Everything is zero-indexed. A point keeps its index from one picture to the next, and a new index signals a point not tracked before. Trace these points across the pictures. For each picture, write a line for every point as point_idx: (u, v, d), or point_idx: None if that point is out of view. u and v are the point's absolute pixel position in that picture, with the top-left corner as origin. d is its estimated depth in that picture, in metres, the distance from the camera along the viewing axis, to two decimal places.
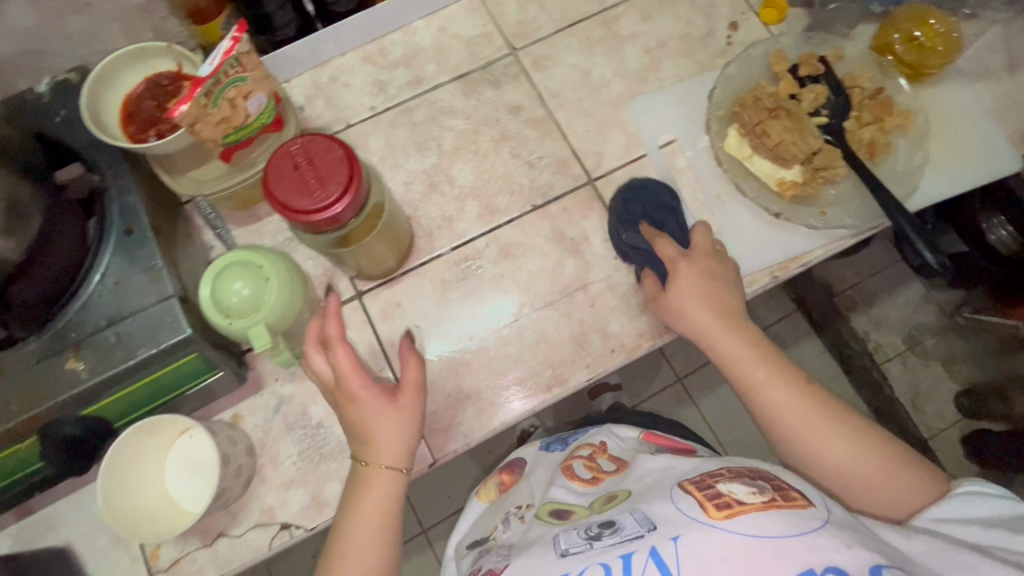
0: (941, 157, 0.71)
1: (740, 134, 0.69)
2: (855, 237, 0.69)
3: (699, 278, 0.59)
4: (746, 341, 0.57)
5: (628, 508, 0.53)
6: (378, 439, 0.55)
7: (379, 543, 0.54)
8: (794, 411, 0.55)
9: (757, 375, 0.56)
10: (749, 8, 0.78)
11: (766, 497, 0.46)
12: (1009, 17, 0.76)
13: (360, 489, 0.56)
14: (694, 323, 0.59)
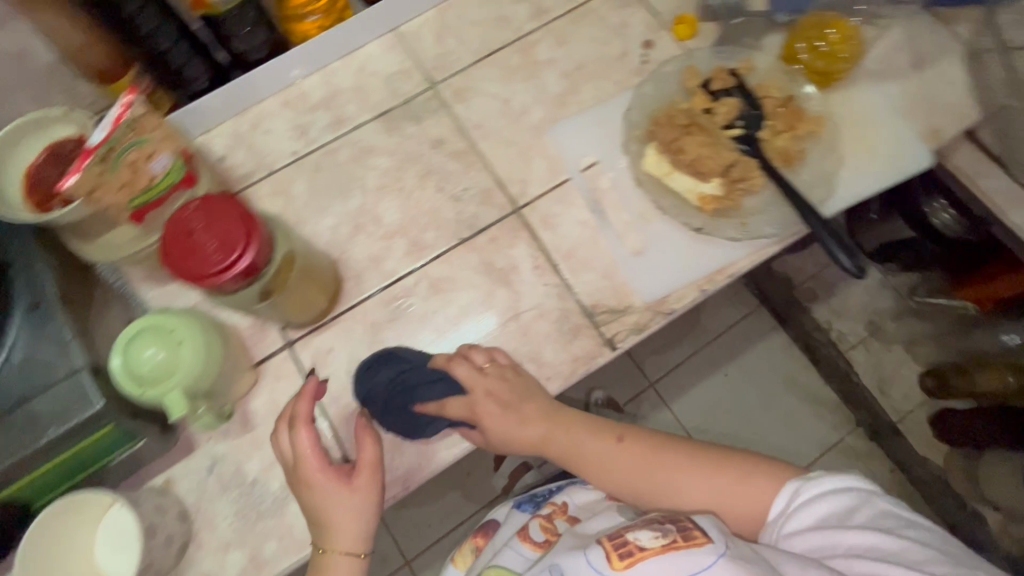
0: (857, 157, 0.72)
1: (658, 152, 0.70)
2: (780, 244, 0.70)
3: (496, 407, 0.62)
4: (597, 440, 0.64)
5: (548, 567, 0.57)
6: (332, 524, 0.58)
7: None
8: (667, 475, 0.61)
9: (594, 453, 0.64)
10: (662, 25, 0.80)
11: (664, 541, 0.51)
12: (911, 16, 0.78)
13: (322, 569, 0.59)
14: (556, 443, 0.65)
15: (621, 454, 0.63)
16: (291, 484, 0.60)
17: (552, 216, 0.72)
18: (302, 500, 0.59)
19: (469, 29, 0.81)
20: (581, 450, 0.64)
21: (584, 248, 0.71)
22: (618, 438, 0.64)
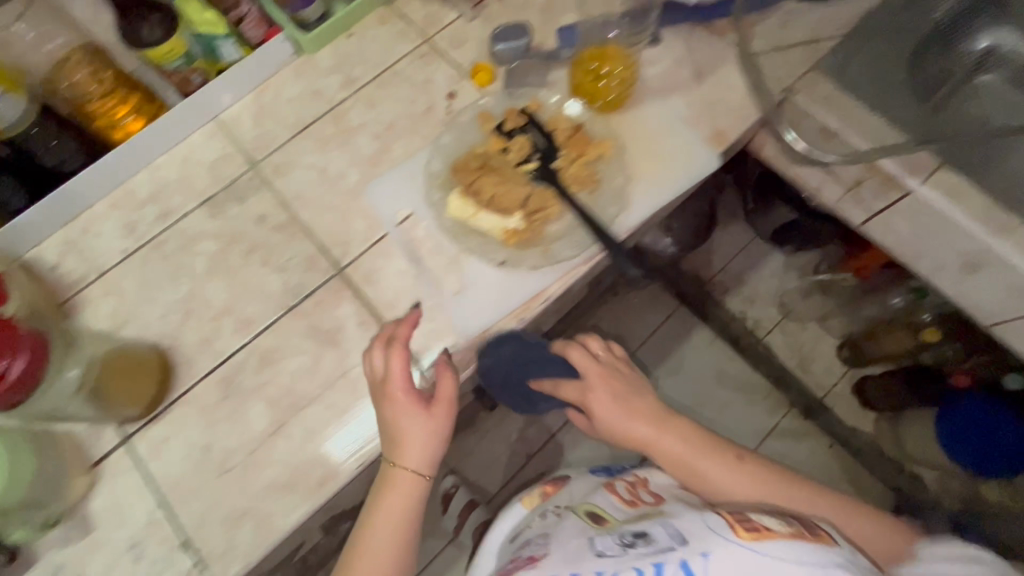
0: (650, 170, 0.77)
1: (460, 196, 0.74)
2: (586, 262, 0.73)
3: (609, 393, 0.74)
4: (685, 443, 0.71)
5: (660, 522, 0.63)
6: (409, 439, 0.65)
7: (401, 538, 0.65)
8: (777, 492, 0.67)
9: (708, 470, 0.69)
10: (463, 76, 0.85)
11: (794, 529, 0.56)
12: (687, 34, 0.85)
13: (396, 481, 0.66)
14: (665, 436, 0.71)
15: (700, 460, 0.70)
16: (373, 390, 0.67)
17: (373, 271, 0.75)
18: (384, 418, 0.66)
19: (284, 106, 0.85)
20: (680, 448, 0.71)
21: (406, 297, 0.74)
22: (733, 457, 0.70)
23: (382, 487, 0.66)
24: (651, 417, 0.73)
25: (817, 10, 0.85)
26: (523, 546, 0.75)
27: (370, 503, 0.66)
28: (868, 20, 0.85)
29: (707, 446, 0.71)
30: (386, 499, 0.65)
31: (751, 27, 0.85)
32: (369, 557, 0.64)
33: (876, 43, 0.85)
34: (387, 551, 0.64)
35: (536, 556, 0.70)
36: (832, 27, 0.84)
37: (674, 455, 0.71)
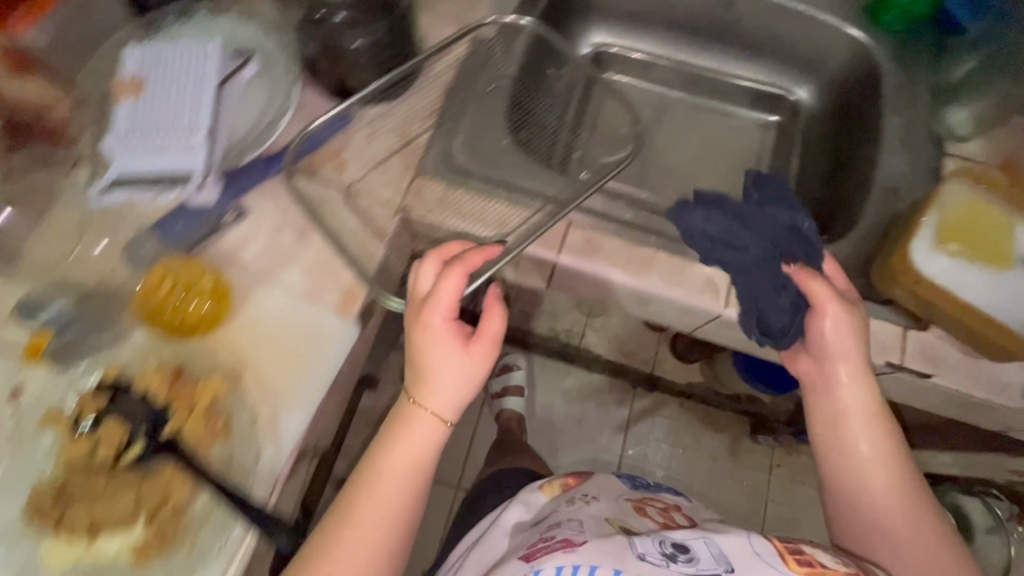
0: (284, 374, 0.66)
1: (54, 540, 0.56)
2: (248, 543, 0.59)
3: (843, 314, 0.62)
4: (868, 401, 0.62)
5: (700, 536, 0.57)
6: (407, 452, 0.57)
7: (370, 563, 0.55)
8: (882, 492, 0.60)
9: (852, 428, 0.62)
10: (20, 359, 0.64)
11: (848, 568, 0.53)
12: (273, 196, 0.73)
13: (396, 433, 0.58)
14: (849, 424, 0.62)
15: (866, 418, 0.62)
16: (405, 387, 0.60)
17: None
18: (390, 429, 0.59)
19: None
20: (840, 451, 0.63)
21: None
22: (889, 434, 0.62)
23: (358, 483, 0.57)
24: (830, 382, 0.63)
25: (395, 114, 0.79)
26: (554, 528, 0.62)
27: (376, 460, 0.58)
28: (449, 103, 0.81)
29: (883, 441, 0.62)
30: (376, 483, 0.57)
31: (339, 155, 0.76)
32: None
33: (469, 121, 0.82)
34: (369, 550, 0.55)
35: (575, 541, 0.57)
36: (417, 124, 0.79)
37: (818, 436, 0.64)
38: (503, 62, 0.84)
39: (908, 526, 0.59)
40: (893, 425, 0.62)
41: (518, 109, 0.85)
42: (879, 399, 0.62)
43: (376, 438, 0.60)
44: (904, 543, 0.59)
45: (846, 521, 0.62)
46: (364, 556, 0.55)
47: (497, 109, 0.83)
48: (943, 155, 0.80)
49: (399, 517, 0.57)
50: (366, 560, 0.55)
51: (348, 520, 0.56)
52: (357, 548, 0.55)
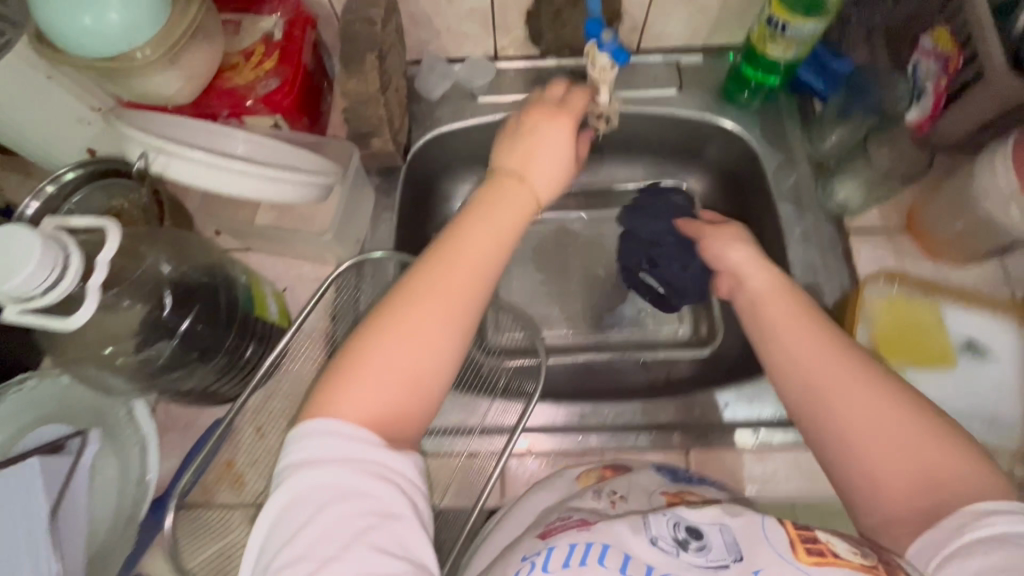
0: None
1: None
2: None
3: (736, 239, 0.66)
4: (824, 330, 0.54)
5: (713, 517, 0.39)
6: (460, 255, 0.49)
7: (386, 380, 0.45)
8: (835, 370, 0.49)
9: (798, 332, 0.53)
10: None
11: (870, 561, 0.35)
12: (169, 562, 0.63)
13: (439, 264, 0.49)
14: (768, 313, 0.56)
15: (781, 301, 0.56)
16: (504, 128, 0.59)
17: None
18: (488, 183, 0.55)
19: None
20: (777, 325, 0.55)
21: None
22: (803, 304, 0.56)
23: (406, 293, 0.47)
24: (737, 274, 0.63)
25: (279, 394, 0.71)
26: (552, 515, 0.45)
27: (415, 278, 0.48)
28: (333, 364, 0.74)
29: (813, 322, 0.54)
30: (417, 305, 0.47)
31: (232, 467, 0.68)
32: (384, 366, 0.45)
33: None
34: (375, 400, 0.44)
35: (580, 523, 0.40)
36: (306, 400, 0.72)
37: (765, 346, 0.55)
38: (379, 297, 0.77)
39: (880, 402, 0.47)
40: (805, 298, 0.56)
41: None
42: (781, 276, 0.59)
43: (395, 285, 0.49)
44: (872, 432, 0.46)
45: (806, 416, 0.50)
46: (375, 405, 0.44)
47: None
48: (849, 235, 0.76)
49: (432, 353, 0.46)
50: (394, 382, 0.45)
51: (403, 326, 0.46)
52: (414, 330, 0.46)
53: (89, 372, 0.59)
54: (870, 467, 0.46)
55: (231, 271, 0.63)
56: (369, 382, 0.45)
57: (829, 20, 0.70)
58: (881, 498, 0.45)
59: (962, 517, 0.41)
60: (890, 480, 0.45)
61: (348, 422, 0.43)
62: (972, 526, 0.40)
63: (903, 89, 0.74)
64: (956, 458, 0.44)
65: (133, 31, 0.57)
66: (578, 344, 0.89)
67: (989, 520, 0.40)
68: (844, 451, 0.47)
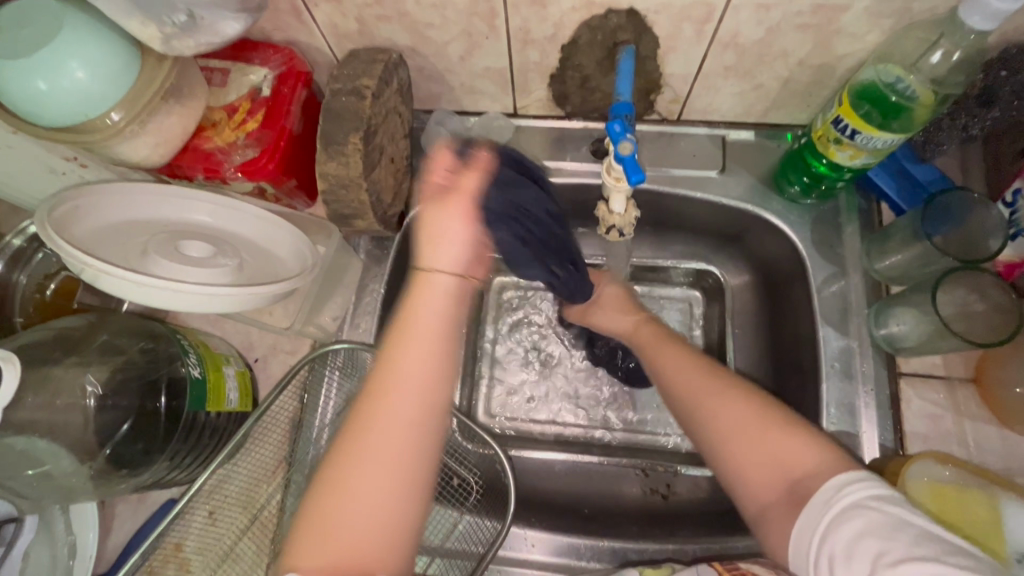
0: None
1: None
2: None
3: (612, 289, 0.72)
4: (677, 354, 0.60)
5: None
6: (418, 325, 0.43)
7: (362, 538, 0.39)
8: (696, 397, 0.56)
9: (666, 367, 0.60)
10: None
11: None
12: None
13: (376, 413, 0.41)
14: (657, 359, 0.62)
15: (657, 341, 0.64)
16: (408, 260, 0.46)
17: None
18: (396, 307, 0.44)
19: None
20: (663, 370, 0.60)
21: None
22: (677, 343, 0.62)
23: (342, 452, 0.41)
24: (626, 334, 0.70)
25: (237, 476, 0.65)
26: None
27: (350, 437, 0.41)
28: (295, 451, 0.67)
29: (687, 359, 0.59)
30: (370, 465, 0.40)
31: (180, 551, 0.62)
32: (346, 508, 0.39)
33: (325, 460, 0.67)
34: (346, 565, 0.38)
35: None
36: (266, 484, 0.66)
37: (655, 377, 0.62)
38: (353, 379, 0.69)
39: (727, 405, 0.53)
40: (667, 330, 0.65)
41: None
42: (639, 314, 0.70)
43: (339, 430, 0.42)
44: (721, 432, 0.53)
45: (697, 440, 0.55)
46: (349, 550, 0.38)
47: None
48: (900, 377, 0.63)
49: (379, 498, 0.40)
50: (352, 551, 0.39)
51: (354, 473, 0.40)
52: (362, 497, 0.39)
53: (6, 474, 0.53)
54: (741, 472, 0.50)
55: (185, 359, 0.57)
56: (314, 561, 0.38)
57: (911, 132, 0.57)
58: (752, 490, 0.50)
59: (826, 492, 0.45)
60: (753, 479, 0.50)
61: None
62: (836, 497, 0.45)
63: (994, 224, 0.59)
64: (798, 448, 0.49)
65: (96, 94, 0.51)
66: (575, 438, 0.80)
67: (847, 493, 0.44)
68: (722, 467, 0.52)
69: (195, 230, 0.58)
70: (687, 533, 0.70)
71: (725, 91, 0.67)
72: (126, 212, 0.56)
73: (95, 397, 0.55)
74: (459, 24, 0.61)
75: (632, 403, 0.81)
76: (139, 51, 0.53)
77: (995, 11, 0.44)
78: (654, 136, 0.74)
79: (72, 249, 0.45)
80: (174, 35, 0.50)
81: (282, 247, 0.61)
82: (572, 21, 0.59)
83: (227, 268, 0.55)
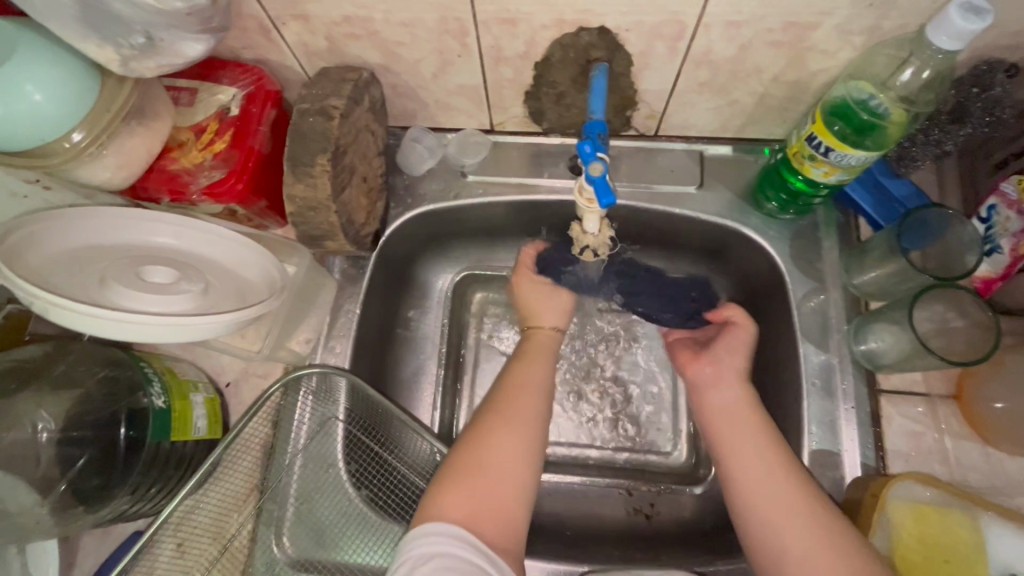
0: None
1: None
2: None
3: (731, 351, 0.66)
4: (754, 428, 0.58)
5: None
6: (529, 377, 0.61)
7: (521, 459, 0.53)
8: (772, 493, 0.52)
9: (746, 448, 0.56)
10: None
11: None
12: None
13: (506, 407, 0.57)
14: (732, 431, 0.58)
15: (749, 427, 0.58)
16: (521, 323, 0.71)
17: None
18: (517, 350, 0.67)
19: None
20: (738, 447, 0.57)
21: None
22: (759, 417, 0.59)
23: (490, 419, 0.56)
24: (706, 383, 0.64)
25: (206, 504, 0.63)
26: None
27: (485, 418, 0.56)
28: (267, 478, 0.65)
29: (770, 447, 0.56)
30: (500, 422, 0.56)
31: None
32: (488, 467, 0.52)
33: (298, 487, 0.65)
34: (492, 496, 0.50)
35: None
36: (237, 514, 0.64)
37: (720, 449, 0.58)
38: (327, 402, 0.68)
39: (799, 522, 0.50)
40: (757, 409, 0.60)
41: (359, 452, 0.68)
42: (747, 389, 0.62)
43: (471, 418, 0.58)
44: (790, 531, 0.50)
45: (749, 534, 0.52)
46: (494, 495, 0.50)
47: (332, 464, 0.67)
48: (880, 394, 0.63)
49: (518, 468, 0.53)
50: (497, 492, 0.51)
51: (490, 441, 0.54)
52: (496, 461, 0.52)
53: None
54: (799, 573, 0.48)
55: (148, 389, 0.55)
56: (455, 495, 0.49)
57: (885, 150, 0.57)
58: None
59: None
60: None
61: (445, 522, 0.47)
62: None
63: (970, 240, 0.58)
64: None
65: (52, 118, 0.49)
66: (558, 457, 0.79)
67: None
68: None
69: (162, 254, 0.57)
70: (671, 556, 0.69)
71: (701, 107, 0.66)
72: (89, 237, 0.55)
73: (47, 432, 0.54)
74: (430, 42, 0.60)
75: (615, 419, 0.80)
76: (98, 72, 0.52)
77: (960, 31, 0.43)
78: (632, 152, 0.73)
79: (23, 282, 0.44)
80: (132, 57, 0.49)
81: (251, 268, 0.60)
82: (543, 39, 0.58)
83: (193, 292, 0.53)
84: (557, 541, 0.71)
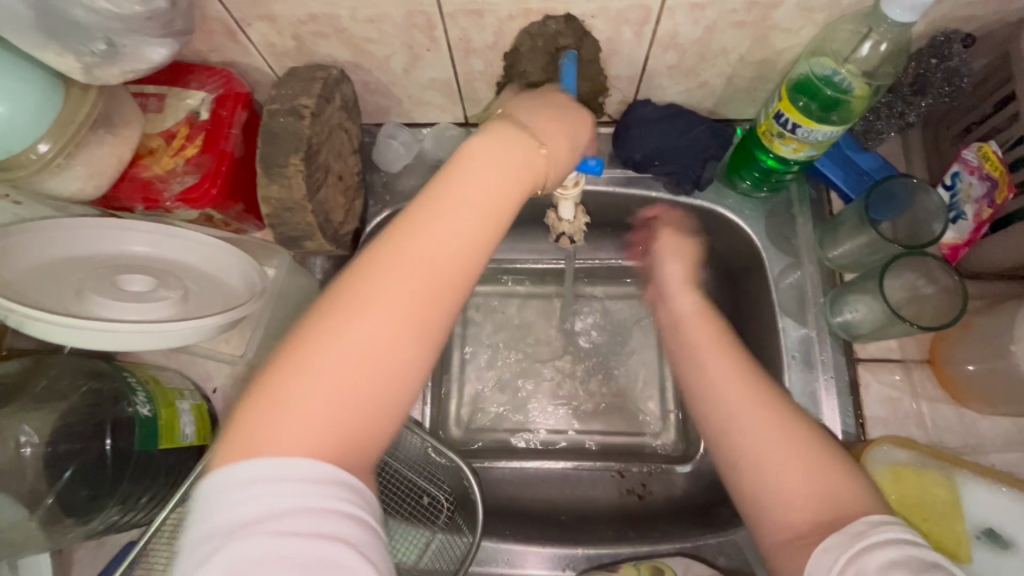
0: None
1: None
2: None
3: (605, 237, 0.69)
4: (712, 335, 0.54)
5: None
6: (475, 181, 0.39)
7: (426, 316, 0.35)
8: (747, 404, 0.47)
9: (714, 369, 0.51)
10: None
11: None
12: None
13: (418, 239, 0.36)
14: (693, 338, 0.55)
15: (716, 344, 0.53)
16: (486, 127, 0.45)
17: None
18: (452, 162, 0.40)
19: None
20: (703, 354, 0.53)
21: None
22: (720, 328, 0.56)
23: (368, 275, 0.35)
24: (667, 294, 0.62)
25: None
26: None
27: (358, 278, 0.35)
28: None
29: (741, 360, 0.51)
30: (376, 302, 0.34)
31: None
32: (357, 357, 0.33)
33: None
34: (353, 399, 0.32)
35: None
36: None
37: (690, 362, 0.54)
38: None
39: (775, 425, 0.45)
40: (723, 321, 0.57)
41: None
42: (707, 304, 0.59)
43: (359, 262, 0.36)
44: (762, 432, 0.45)
45: (719, 441, 0.47)
46: (353, 399, 0.32)
47: None
48: (857, 362, 0.64)
49: (398, 350, 0.33)
50: (350, 401, 0.32)
51: (370, 305, 0.34)
52: (365, 337, 0.33)
53: None
54: (772, 484, 0.42)
55: (132, 398, 0.55)
56: (293, 411, 0.31)
57: (849, 124, 0.58)
58: (779, 513, 0.41)
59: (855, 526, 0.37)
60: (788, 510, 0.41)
61: (285, 459, 0.30)
62: (865, 534, 0.36)
63: (936, 208, 0.60)
64: (849, 489, 0.40)
65: (19, 130, 0.49)
66: (548, 443, 0.79)
67: (879, 531, 0.36)
68: (752, 472, 0.44)
69: (135, 262, 0.56)
70: (663, 532, 0.70)
71: (671, 90, 0.67)
72: (59, 249, 0.54)
73: (31, 446, 0.53)
74: (399, 38, 0.60)
75: (604, 404, 0.80)
76: (61, 81, 0.52)
77: (912, 2, 0.44)
78: (607, 138, 0.74)
79: None
80: (95, 65, 0.49)
81: (231, 273, 0.60)
82: (511, 29, 0.59)
83: (169, 299, 0.53)
84: (552, 526, 0.72)
